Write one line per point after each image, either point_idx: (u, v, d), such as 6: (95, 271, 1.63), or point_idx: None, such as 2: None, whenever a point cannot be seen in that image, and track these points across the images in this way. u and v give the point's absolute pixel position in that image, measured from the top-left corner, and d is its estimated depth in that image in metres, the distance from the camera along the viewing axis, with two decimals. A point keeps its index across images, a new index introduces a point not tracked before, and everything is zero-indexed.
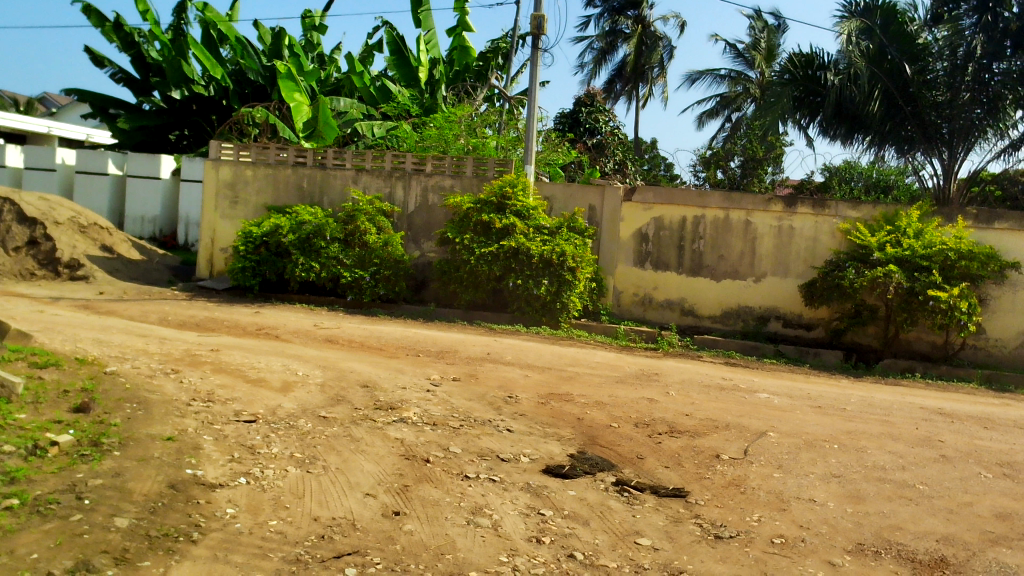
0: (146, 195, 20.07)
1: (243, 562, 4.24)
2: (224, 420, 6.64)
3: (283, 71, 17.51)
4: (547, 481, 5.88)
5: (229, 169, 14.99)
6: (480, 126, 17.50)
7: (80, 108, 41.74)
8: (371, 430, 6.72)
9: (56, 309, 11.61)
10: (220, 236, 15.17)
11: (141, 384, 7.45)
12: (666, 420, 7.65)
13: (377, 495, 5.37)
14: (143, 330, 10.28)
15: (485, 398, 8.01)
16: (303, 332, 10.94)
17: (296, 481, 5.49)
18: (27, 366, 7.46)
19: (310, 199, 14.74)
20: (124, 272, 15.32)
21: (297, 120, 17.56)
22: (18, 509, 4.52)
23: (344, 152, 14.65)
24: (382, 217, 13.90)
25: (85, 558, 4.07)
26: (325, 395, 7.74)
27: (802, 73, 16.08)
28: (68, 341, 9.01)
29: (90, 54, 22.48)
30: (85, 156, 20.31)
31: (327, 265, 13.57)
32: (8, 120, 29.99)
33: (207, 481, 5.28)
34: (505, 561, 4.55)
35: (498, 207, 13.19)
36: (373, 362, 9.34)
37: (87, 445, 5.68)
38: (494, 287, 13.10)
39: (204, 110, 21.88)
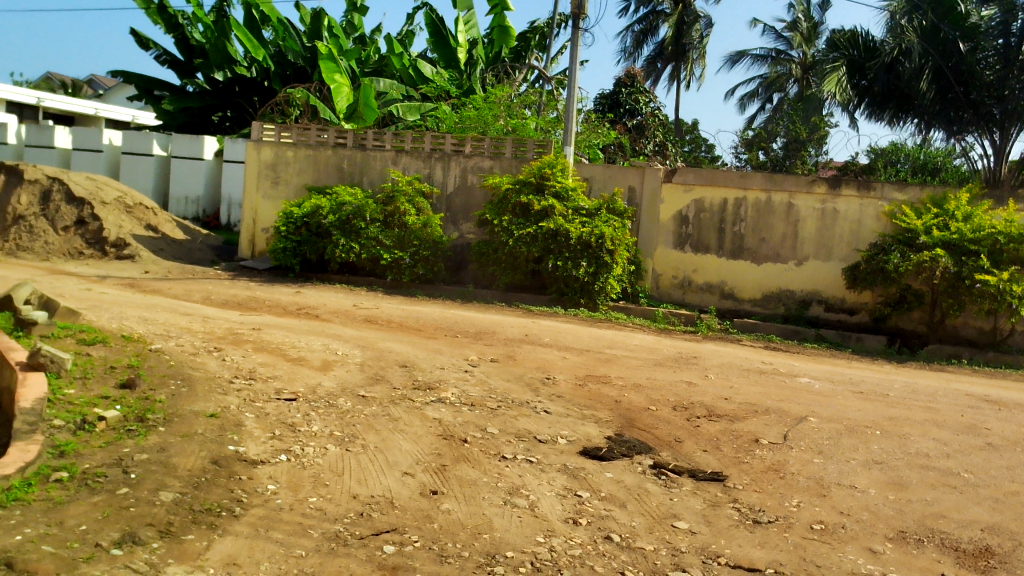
0: (189, 176, 20.35)
1: (283, 538, 4.31)
2: (265, 398, 6.75)
3: (324, 53, 17.56)
4: (584, 462, 5.88)
5: (270, 150, 15.14)
6: (519, 107, 17.42)
7: (127, 90, 42.40)
8: (409, 409, 6.78)
9: (103, 287, 11.87)
10: (261, 216, 15.35)
11: (185, 361, 7.59)
12: (704, 403, 7.60)
13: (415, 474, 5.42)
14: (186, 308, 10.46)
15: (523, 379, 8.02)
16: (343, 312, 11.04)
17: (336, 459, 5.56)
18: (75, 343, 7.65)
19: (350, 180, 14.82)
20: (169, 251, 15.56)
21: (338, 101, 17.65)
22: (66, 482, 4.64)
23: (383, 133, 14.68)
24: (421, 198, 13.92)
25: (132, 531, 4.15)
26: (365, 374, 7.82)
27: (852, 51, 16.15)
28: (115, 319, 9.20)
29: (136, 37, 22.81)
30: (131, 137, 20.65)
31: (367, 245, 13.67)
32: (58, 102, 30.59)
33: (249, 458, 5.37)
34: (542, 542, 4.57)
35: (537, 188, 13.15)
36: (411, 342, 9.40)
37: (133, 420, 5.81)
38: (532, 269, 13.08)
39: (246, 91, 22.21)
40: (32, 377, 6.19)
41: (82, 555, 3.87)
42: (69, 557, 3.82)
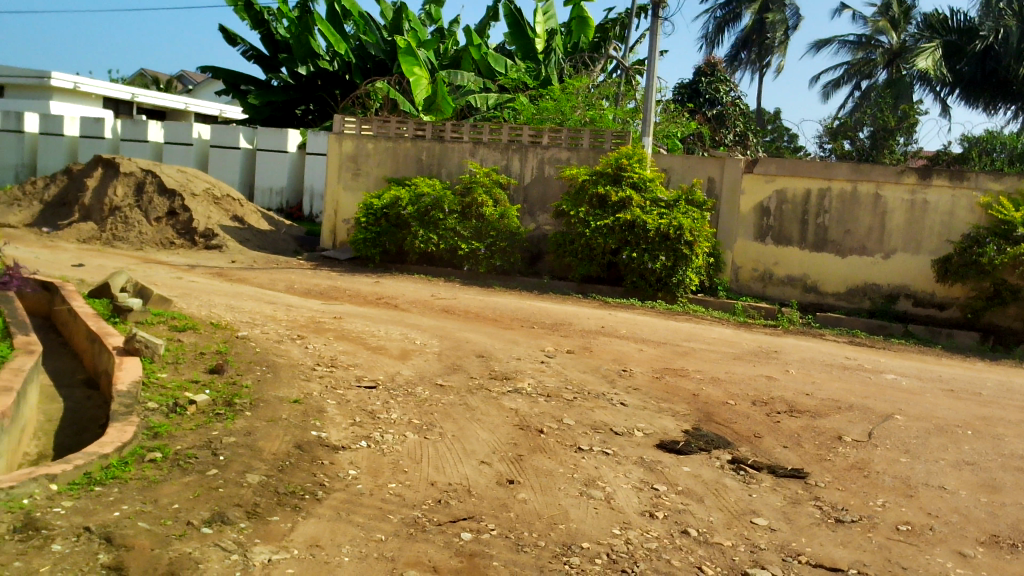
0: (273, 168, 20.89)
1: (364, 522, 4.41)
2: (346, 385, 6.91)
3: (403, 47, 17.77)
4: (660, 456, 5.84)
5: (351, 143, 15.46)
6: (597, 97, 17.33)
7: (216, 84, 43.76)
8: (486, 399, 6.84)
9: (193, 276, 12.31)
10: (343, 207, 15.67)
11: (269, 348, 7.82)
12: (785, 398, 7.45)
13: (492, 463, 5.47)
14: (270, 297, 10.76)
15: (599, 371, 8.01)
16: (421, 302, 11.19)
17: (414, 446, 5.65)
18: (167, 330, 7.97)
19: (429, 171, 14.99)
20: (254, 241, 16.00)
21: (417, 94, 17.87)
22: (160, 462, 4.85)
23: (462, 125, 14.80)
24: (498, 189, 13.99)
25: (221, 511, 4.30)
26: (442, 363, 7.92)
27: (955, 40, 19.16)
28: (204, 306, 9.54)
29: (224, 33, 23.52)
30: (219, 131, 21.32)
31: (445, 236, 13.85)
32: (151, 98, 31.83)
33: (331, 443, 5.51)
34: (618, 534, 4.56)
35: (614, 179, 13.07)
36: (488, 332, 9.47)
37: (222, 404, 6.02)
38: (609, 260, 13.01)
39: (328, 85, 22.67)
40: (127, 362, 6.48)
41: (175, 532, 4.03)
42: (163, 533, 3.98)
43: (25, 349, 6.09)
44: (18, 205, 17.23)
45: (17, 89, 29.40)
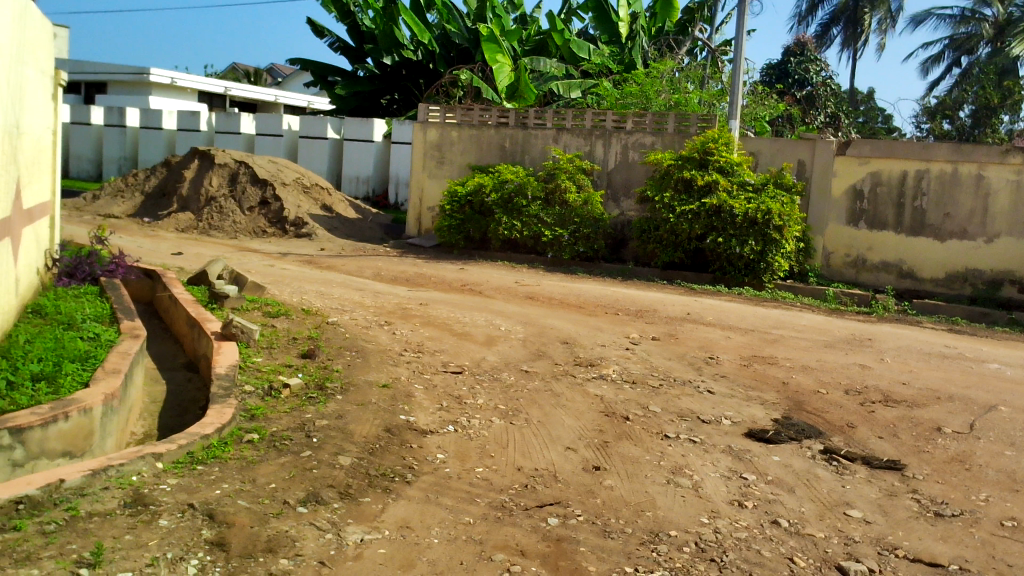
0: (360, 157, 21.30)
1: (453, 505, 4.48)
2: (433, 370, 7.02)
3: (486, 35, 17.82)
4: (749, 445, 5.74)
5: (436, 131, 15.61)
6: (682, 81, 17.09)
7: (303, 76, 44.85)
8: (571, 385, 6.86)
9: (285, 263, 12.66)
10: (428, 195, 15.87)
11: (358, 334, 7.99)
12: (879, 388, 7.22)
13: (577, 449, 5.47)
14: (358, 284, 10.99)
15: (686, 358, 7.91)
16: (505, 289, 11.25)
17: (500, 431, 5.70)
18: (261, 316, 8.24)
19: (512, 158, 15.02)
20: (342, 230, 16.35)
21: (500, 81, 17.92)
22: (257, 443, 5.02)
23: (545, 111, 14.78)
24: (582, 175, 13.93)
25: (316, 491, 4.44)
26: (527, 350, 7.95)
27: None
28: (295, 293, 9.82)
29: (312, 25, 24.05)
30: (307, 122, 21.84)
31: (529, 223, 13.90)
32: (243, 92, 32.84)
33: (419, 427, 5.61)
34: (706, 522, 4.51)
35: (700, 163, 12.87)
36: (572, 318, 9.46)
37: (314, 388, 6.20)
38: (695, 246, 12.80)
39: (413, 74, 22.96)
40: (225, 347, 6.72)
41: (273, 510, 4.17)
42: (261, 512, 4.12)
43: (131, 333, 6.37)
44: (121, 197, 18.03)
45: (119, 85, 30.73)
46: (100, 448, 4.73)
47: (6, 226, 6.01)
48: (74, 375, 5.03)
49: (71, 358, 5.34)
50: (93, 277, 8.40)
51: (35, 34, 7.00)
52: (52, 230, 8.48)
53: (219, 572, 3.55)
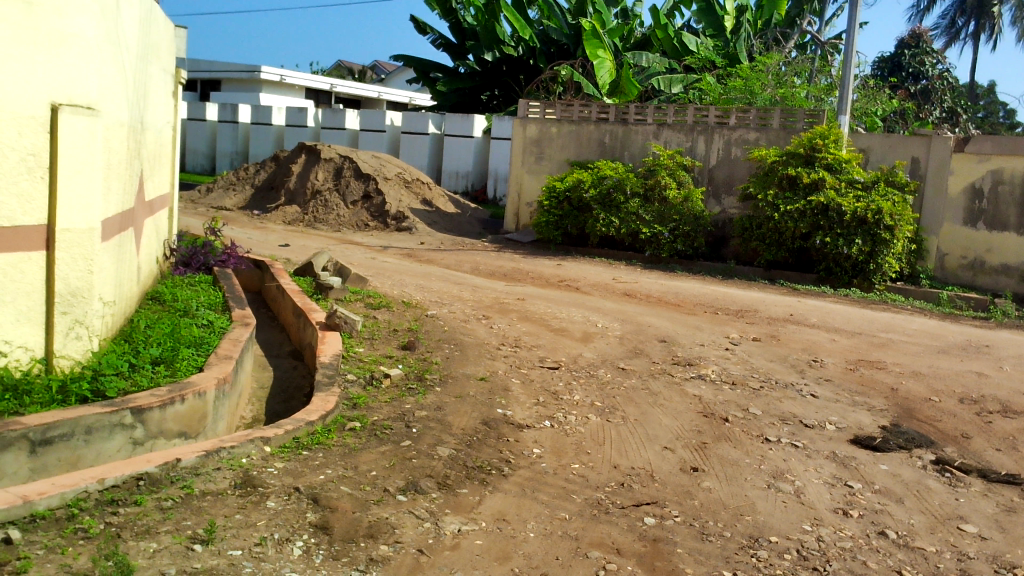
0: (460, 153, 21.56)
1: (549, 500, 4.49)
2: (530, 365, 7.06)
3: (587, 30, 17.75)
4: (855, 451, 5.54)
5: (536, 126, 15.65)
6: (789, 76, 16.64)
7: (406, 73, 45.75)
8: (668, 384, 6.78)
9: (386, 256, 12.91)
10: (526, 191, 15.95)
11: (456, 327, 8.10)
12: (998, 397, 6.85)
13: (675, 449, 5.40)
14: (457, 278, 11.12)
15: (788, 360, 7.70)
16: (603, 285, 11.20)
17: (597, 428, 5.69)
18: (364, 307, 8.46)
19: (612, 154, 14.92)
20: (442, 224, 16.57)
21: (601, 77, 17.80)
22: (359, 431, 5.16)
23: (646, 107, 14.61)
24: (683, 171, 13.73)
25: (415, 480, 4.52)
26: (624, 347, 7.89)
27: None
28: (396, 285, 10.03)
29: (415, 23, 24.48)
30: (409, 118, 22.23)
31: (627, 220, 13.77)
32: (348, 88, 33.74)
33: (516, 422, 5.65)
34: (809, 530, 4.38)
35: (807, 160, 12.48)
36: (670, 317, 9.33)
37: (413, 379, 6.33)
38: (799, 245, 12.43)
39: (513, 70, 23.07)
40: (329, 336, 6.92)
41: (374, 497, 4.28)
42: (363, 498, 4.23)
43: (242, 321, 6.63)
44: (233, 190, 18.78)
45: (233, 83, 32.03)
46: (212, 431, 4.94)
47: (130, 217, 6.30)
48: (189, 359, 5.27)
49: (186, 344, 5.59)
50: (207, 266, 8.78)
51: (158, 35, 7.35)
52: (170, 221, 8.90)
53: (323, 554, 3.66)
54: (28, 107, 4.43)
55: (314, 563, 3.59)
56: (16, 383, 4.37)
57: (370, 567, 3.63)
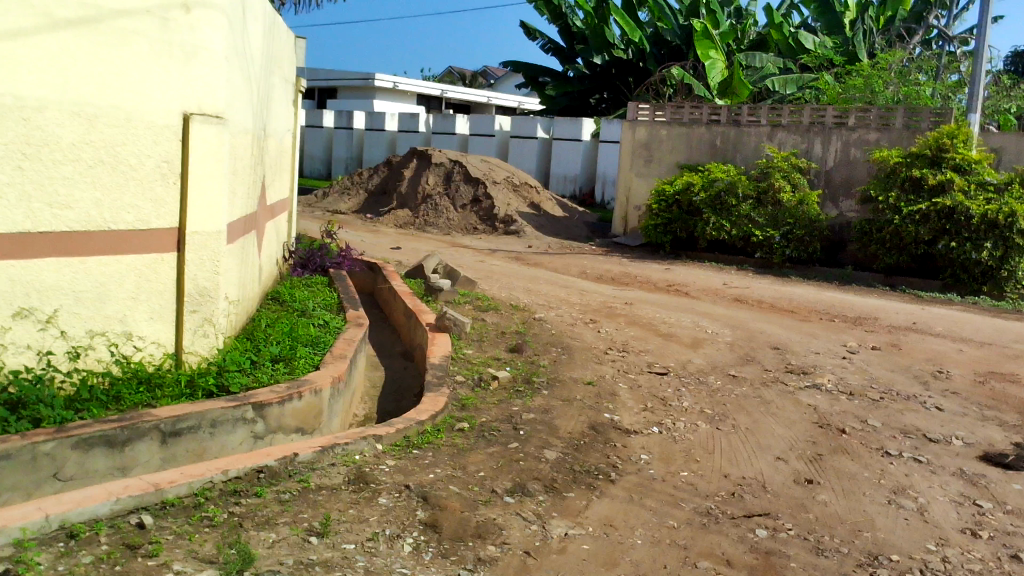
0: (569, 156, 21.57)
1: (657, 507, 4.44)
2: (638, 370, 6.99)
3: (699, 30, 17.49)
4: (985, 469, 5.23)
5: (645, 129, 15.50)
6: (913, 74, 15.94)
7: (515, 78, 46.20)
8: (781, 392, 6.58)
9: (494, 259, 13.04)
10: (635, 194, 15.83)
11: (564, 330, 8.10)
12: None
13: (789, 460, 5.24)
14: (564, 282, 11.13)
15: (911, 371, 7.35)
16: (713, 290, 10.99)
17: (707, 436, 5.58)
18: (473, 310, 8.58)
19: (723, 157, 14.62)
20: (550, 227, 16.60)
21: (712, 78, 17.50)
22: (467, 432, 5.22)
23: (759, 108, 14.26)
24: (798, 174, 13.33)
25: (522, 482, 4.54)
26: (736, 354, 7.71)
27: None
28: (504, 288, 10.13)
29: (525, 28, 24.67)
30: (519, 122, 22.38)
31: (739, 223, 13.42)
32: (458, 94, 34.29)
33: (623, 427, 5.60)
34: (933, 550, 4.16)
35: (933, 161, 11.89)
36: (784, 324, 9.06)
37: (521, 382, 6.37)
38: (923, 251, 11.83)
39: (623, 73, 22.92)
40: (438, 338, 7.05)
41: (482, 497, 4.33)
42: (471, 498, 4.29)
43: (355, 321, 6.83)
44: (347, 194, 19.37)
45: (349, 90, 33.07)
46: (327, 428, 5.11)
47: (253, 220, 6.60)
48: (307, 358, 5.47)
49: (304, 343, 5.80)
50: (323, 268, 9.09)
51: (281, 46, 7.67)
52: (289, 224, 9.25)
53: (432, 552, 3.72)
54: (163, 116, 4.69)
55: (424, 560, 3.65)
56: (149, 376, 4.62)
57: (478, 567, 3.66)
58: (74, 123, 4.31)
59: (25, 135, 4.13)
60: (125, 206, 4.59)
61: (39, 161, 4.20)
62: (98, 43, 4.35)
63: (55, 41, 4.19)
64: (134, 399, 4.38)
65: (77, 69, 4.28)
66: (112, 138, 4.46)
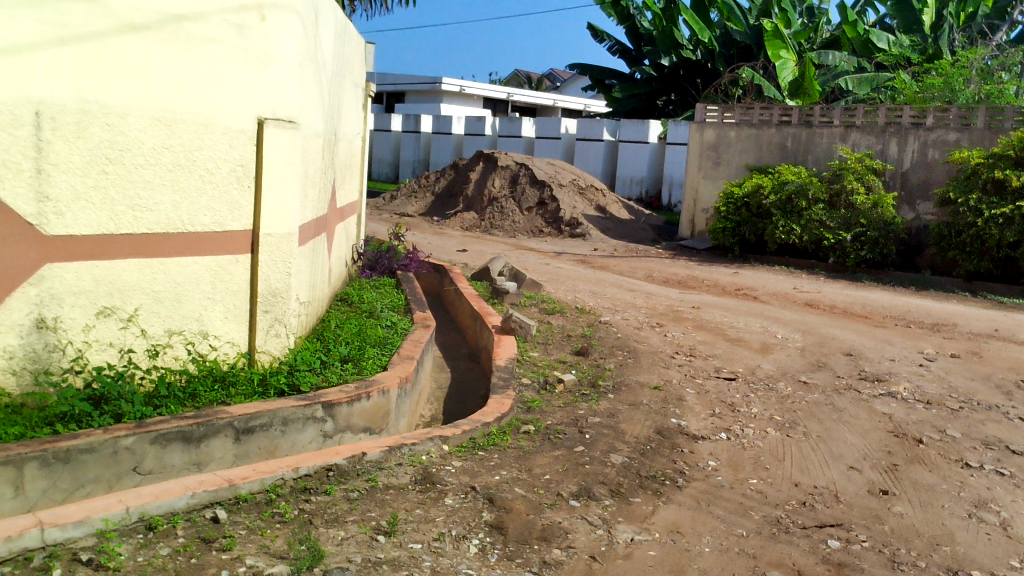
0: (635, 158, 21.42)
1: (725, 515, 4.36)
2: (705, 375, 6.89)
3: (770, 30, 17.19)
4: None
5: (713, 131, 15.30)
6: (995, 71, 15.39)
7: (581, 80, 46.11)
8: (855, 400, 6.40)
9: (559, 262, 13.03)
10: (702, 196, 15.64)
11: (630, 334, 8.04)
12: None
13: (863, 470, 5.10)
14: (630, 285, 11.04)
15: (992, 380, 7.08)
16: (783, 294, 10.77)
17: (777, 443, 5.47)
18: (539, 312, 8.58)
19: (794, 158, 14.34)
20: (615, 230, 16.50)
21: (784, 78, 17.18)
22: (533, 434, 5.22)
23: (832, 108, 13.93)
24: (872, 176, 12.96)
25: (587, 486, 4.52)
26: (807, 360, 7.54)
27: None
28: (570, 291, 10.10)
29: (592, 31, 24.60)
30: (585, 125, 22.32)
31: (809, 227, 13.11)
32: (524, 97, 34.35)
33: (691, 432, 5.53)
34: (1017, 567, 3.99)
35: (1016, 162, 11.43)
36: (857, 329, 8.82)
37: (587, 385, 6.33)
38: (1006, 255, 11.42)
39: (691, 74, 22.66)
40: (504, 340, 7.08)
41: (547, 500, 4.32)
42: (537, 500, 4.29)
43: (422, 323, 6.89)
44: (414, 197, 19.58)
45: (416, 94, 33.47)
46: (394, 427, 5.17)
47: (323, 222, 6.72)
48: (375, 358, 5.55)
49: (372, 343, 5.88)
50: (391, 270, 9.20)
51: (351, 53, 7.80)
52: (358, 226, 9.39)
53: (497, 554, 3.73)
54: (238, 121, 4.82)
55: (490, 562, 3.66)
56: (223, 374, 4.74)
57: (544, 570, 3.66)
58: (155, 128, 4.45)
59: (109, 141, 4.28)
60: (202, 208, 4.72)
61: (122, 164, 4.35)
62: (177, 50, 4.49)
63: (136, 48, 4.33)
64: (209, 397, 4.51)
65: (157, 76, 4.42)
66: (189, 142, 4.60)
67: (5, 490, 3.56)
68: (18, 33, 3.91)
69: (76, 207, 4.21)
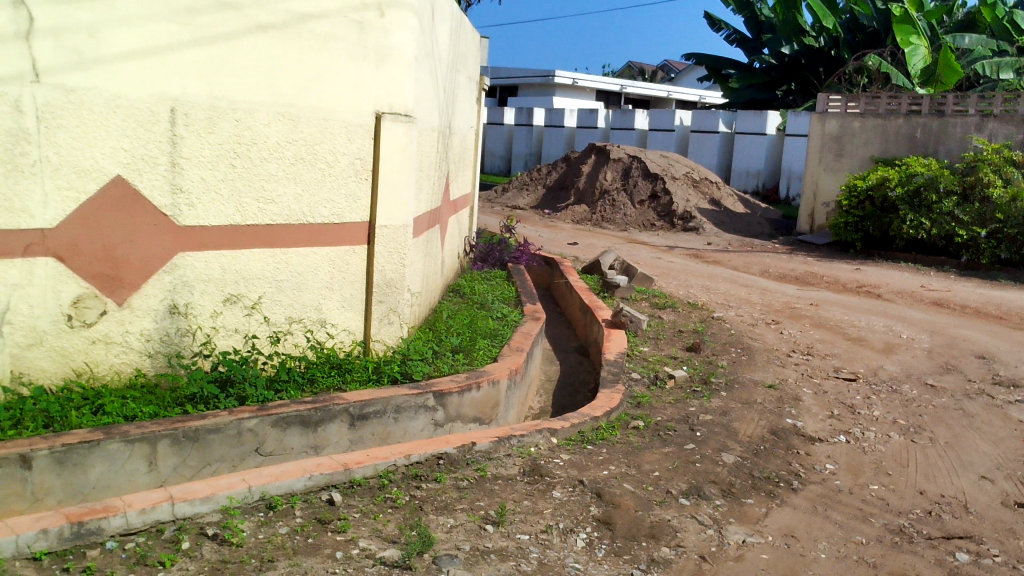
0: (752, 149, 20.85)
1: (843, 521, 4.20)
2: (824, 374, 6.65)
3: (900, 14, 16.40)
4: None
5: (836, 121, 14.65)
6: None
7: (696, 71, 45.30)
8: (987, 405, 6.04)
9: (672, 256, 12.82)
10: (823, 189, 15.08)
11: (744, 331, 7.83)
12: None
13: (996, 480, 4.80)
14: (746, 280, 10.75)
15: None
16: (908, 292, 10.26)
17: (901, 448, 5.21)
18: (650, 307, 8.48)
19: (924, 150, 13.67)
20: (730, 224, 16.11)
21: (915, 64, 16.37)
22: (642, 430, 5.17)
23: (967, 96, 13.18)
24: (1010, 168, 12.19)
25: (698, 485, 4.44)
26: (934, 361, 7.17)
27: None
28: (682, 286, 9.91)
29: (709, 20, 24.08)
30: (700, 116, 21.86)
31: (939, 221, 12.42)
32: (639, 89, 33.96)
33: (807, 434, 5.34)
34: None
35: None
36: (990, 330, 8.32)
37: (698, 382, 6.21)
38: None
39: (813, 62, 21.85)
40: (614, 335, 6.99)
41: (656, 498, 4.26)
42: (646, 497, 4.24)
43: (532, 315, 6.92)
44: (526, 190, 19.65)
45: (530, 88, 33.61)
46: (503, 418, 5.22)
47: (437, 214, 6.83)
48: (485, 350, 5.60)
49: (483, 335, 5.94)
50: (502, 262, 9.28)
51: (466, 46, 7.86)
52: (471, 219, 9.50)
53: (605, 549, 3.71)
54: (357, 115, 4.94)
55: (597, 556, 3.65)
56: (340, 362, 4.89)
57: (652, 568, 3.61)
58: (280, 123, 4.62)
59: (237, 135, 4.47)
60: (322, 200, 4.87)
61: (248, 158, 4.53)
62: (300, 46, 4.64)
63: (262, 46, 4.50)
64: (326, 382, 4.66)
65: (282, 71, 4.58)
66: (311, 136, 4.76)
67: (140, 464, 3.78)
68: (155, 33, 4.14)
69: (207, 198, 4.41)
